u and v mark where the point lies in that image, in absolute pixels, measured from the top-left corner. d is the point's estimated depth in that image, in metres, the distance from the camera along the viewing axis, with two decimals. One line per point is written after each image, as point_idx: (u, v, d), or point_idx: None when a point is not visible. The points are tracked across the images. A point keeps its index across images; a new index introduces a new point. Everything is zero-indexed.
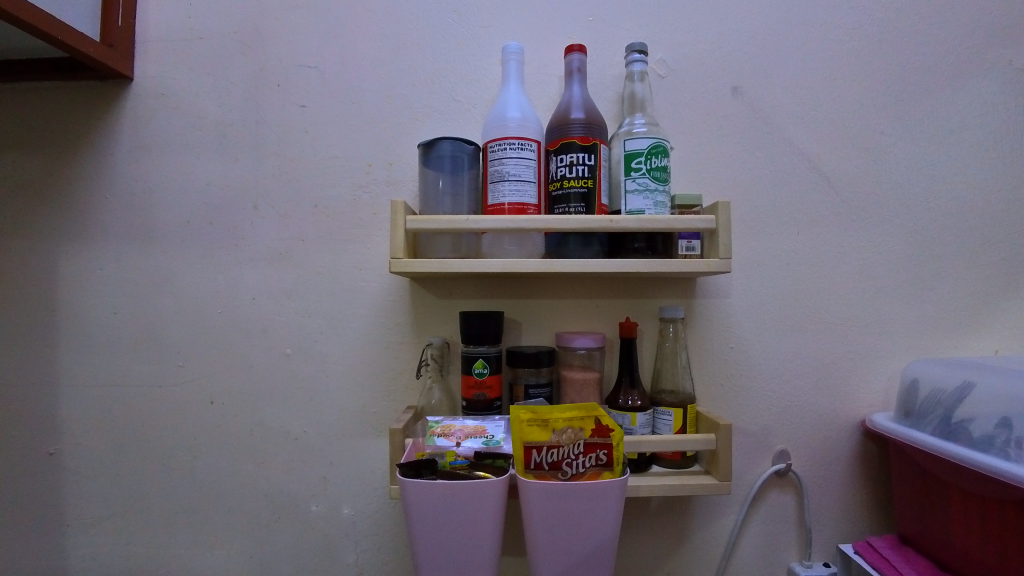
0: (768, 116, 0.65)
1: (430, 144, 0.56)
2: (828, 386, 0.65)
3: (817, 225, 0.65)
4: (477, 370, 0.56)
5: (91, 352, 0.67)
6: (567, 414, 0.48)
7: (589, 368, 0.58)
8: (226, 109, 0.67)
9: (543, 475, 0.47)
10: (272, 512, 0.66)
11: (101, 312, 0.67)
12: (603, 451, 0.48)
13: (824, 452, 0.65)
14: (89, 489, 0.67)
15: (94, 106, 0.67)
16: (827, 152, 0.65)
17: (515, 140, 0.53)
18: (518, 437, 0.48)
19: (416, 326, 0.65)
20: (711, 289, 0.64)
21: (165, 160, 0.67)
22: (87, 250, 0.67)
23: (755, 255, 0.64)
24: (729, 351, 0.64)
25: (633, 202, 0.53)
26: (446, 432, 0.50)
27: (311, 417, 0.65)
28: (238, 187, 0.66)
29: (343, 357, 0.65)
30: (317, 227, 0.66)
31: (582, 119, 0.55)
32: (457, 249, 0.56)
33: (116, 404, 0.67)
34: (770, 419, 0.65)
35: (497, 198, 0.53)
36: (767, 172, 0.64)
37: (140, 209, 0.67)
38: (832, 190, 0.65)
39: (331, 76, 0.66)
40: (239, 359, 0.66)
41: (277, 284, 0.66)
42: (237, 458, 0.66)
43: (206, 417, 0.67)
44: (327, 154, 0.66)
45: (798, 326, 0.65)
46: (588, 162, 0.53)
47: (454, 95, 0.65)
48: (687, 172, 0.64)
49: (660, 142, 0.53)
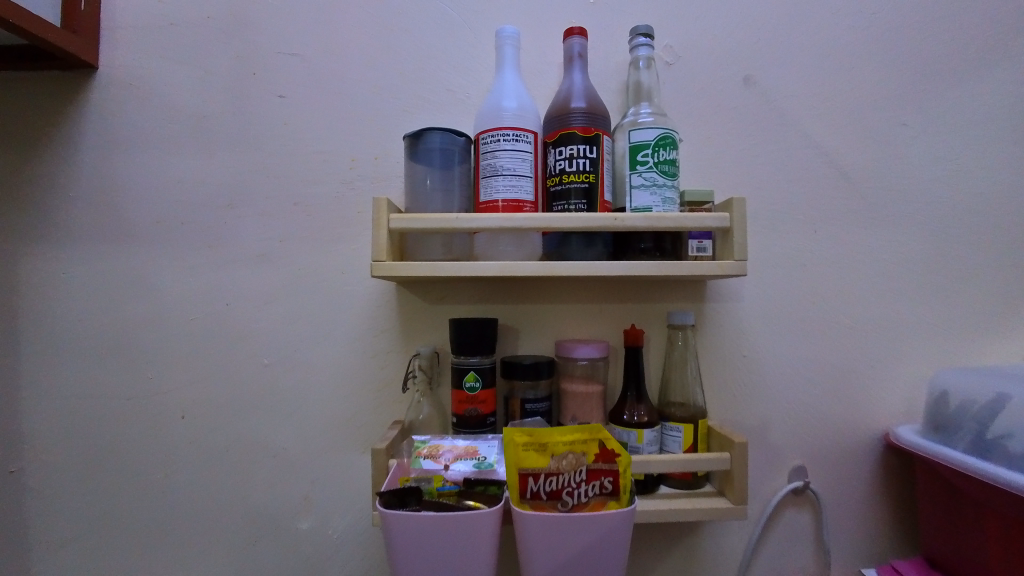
0: (783, 106, 0.60)
1: (417, 135, 0.51)
2: (848, 397, 0.60)
3: (835, 223, 0.60)
4: (469, 384, 0.51)
5: (54, 363, 0.62)
6: (567, 437, 0.43)
7: (591, 378, 0.54)
8: (200, 100, 0.62)
9: (540, 505, 0.42)
10: (250, 535, 0.61)
11: (65, 319, 0.62)
12: (608, 477, 0.43)
13: (845, 467, 0.60)
14: (53, 510, 0.62)
15: (58, 96, 0.62)
16: (847, 145, 0.60)
17: (510, 131, 0.48)
18: (513, 462, 0.42)
19: (405, 334, 0.60)
20: (722, 292, 0.59)
21: (134, 154, 0.62)
22: (50, 252, 0.62)
23: (770, 256, 0.60)
24: (742, 360, 0.59)
25: (639, 198, 0.49)
26: (434, 453, 0.46)
27: (291, 433, 0.60)
28: (214, 184, 0.61)
29: (326, 368, 0.60)
30: (297, 226, 0.61)
31: (583, 108, 0.50)
32: (448, 251, 0.51)
33: (81, 418, 0.62)
34: (787, 433, 0.60)
35: (491, 194, 0.48)
36: (784, 167, 0.60)
37: (106, 206, 0.62)
38: (853, 186, 0.60)
39: (312, 64, 0.61)
40: (214, 368, 0.61)
41: (255, 289, 0.61)
42: (212, 475, 0.61)
43: (179, 432, 0.61)
44: (308, 149, 0.61)
45: (815, 332, 0.60)
46: (589, 154, 0.49)
47: (445, 85, 0.61)
48: (696, 166, 0.59)
49: (668, 132, 0.49)
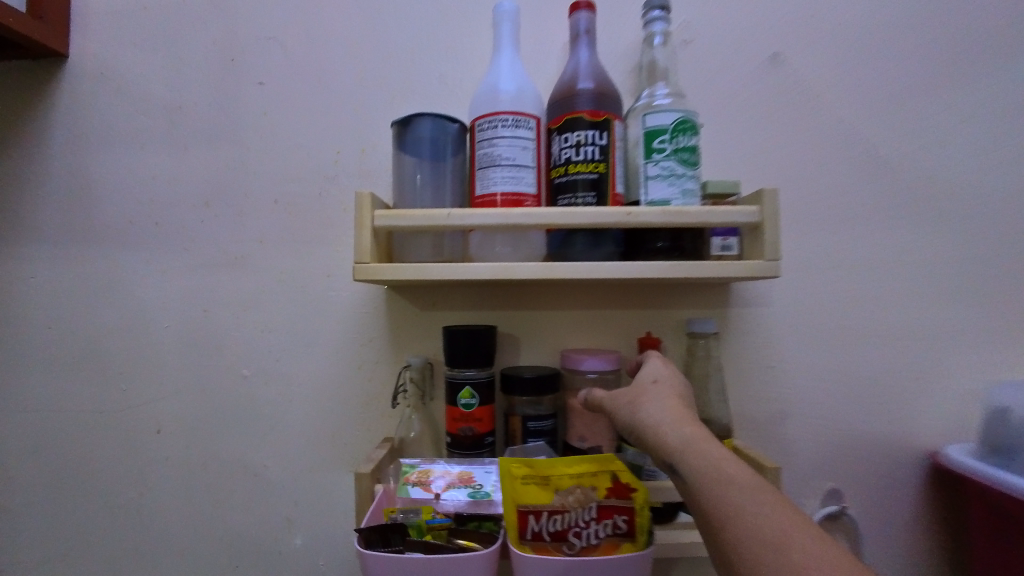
0: (814, 88, 0.54)
1: (404, 123, 0.46)
2: (888, 412, 0.54)
3: (873, 218, 0.54)
4: (464, 401, 0.46)
5: (17, 376, 0.57)
6: (574, 469, 0.37)
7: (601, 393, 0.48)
8: (174, 90, 0.57)
9: (542, 548, 0.37)
10: (229, 562, 0.56)
11: (30, 328, 0.57)
12: (622, 516, 0.37)
13: (885, 491, 0.54)
14: (17, 535, 0.57)
15: (22, 86, 0.57)
16: (885, 131, 0.54)
17: (508, 116, 0.43)
18: (511, 498, 0.37)
19: (396, 342, 0.55)
20: (745, 296, 0.54)
21: (106, 150, 0.57)
22: (16, 255, 0.57)
23: (799, 255, 0.54)
24: (769, 372, 0.54)
25: (655, 190, 0.43)
26: (424, 480, 0.40)
27: (273, 451, 0.56)
28: (189, 180, 0.57)
29: (310, 380, 0.55)
30: (279, 225, 0.56)
31: (591, 90, 0.44)
32: (439, 252, 0.46)
33: (49, 434, 0.57)
34: (817, 452, 0.54)
35: (487, 187, 0.43)
36: (814, 155, 0.54)
37: (77, 205, 0.57)
38: (892, 177, 0.54)
39: (294, 50, 0.56)
40: (189, 381, 0.56)
41: (234, 294, 0.56)
42: (189, 496, 0.56)
43: (152, 450, 0.57)
44: (289, 141, 0.56)
45: (851, 341, 0.54)
46: (598, 141, 0.43)
47: (437, 69, 0.55)
48: (716, 156, 0.53)
49: (688, 116, 0.43)
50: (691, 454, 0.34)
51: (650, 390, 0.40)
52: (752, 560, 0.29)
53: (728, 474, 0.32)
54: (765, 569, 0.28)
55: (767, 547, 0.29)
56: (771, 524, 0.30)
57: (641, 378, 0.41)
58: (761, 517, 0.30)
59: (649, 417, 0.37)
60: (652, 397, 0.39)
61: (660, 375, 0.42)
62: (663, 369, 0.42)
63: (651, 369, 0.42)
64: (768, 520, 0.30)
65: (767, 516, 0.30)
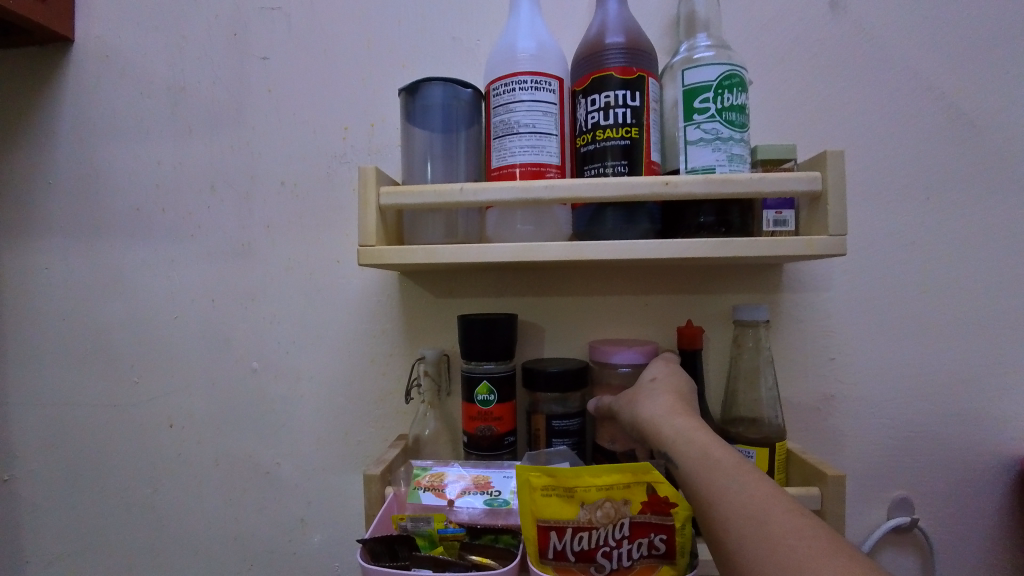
0: (879, 37, 0.47)
1: (412, 90, 0.41)
2: (968, 411, 0.47)
3: (951, 186, 0.47)
4: (481, 397, 0.41)
5: (33, 369, 0.56)
6: (602, 480, 0.32)
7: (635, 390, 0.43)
8: (178, 70, 0.55)
9: (566, 569, 0.32)
10: (243, 562, 0.54)
11: (44, 321, 0.56)
12: (659, 535, 0.32)
13: (964, 501, 0.47)
14: (39, 529, 0.57)
15: (30, 73, 0.56)
16: (968, 84, 0.47)
17: (527, 77, 0.38)
18: (530, 511, 0.33)
19: (410, 333, 0.51)
20: (799, 279, 0.47)
21: (113, 135, 0.55)
22: (29, 246, 0.56)
23: (861, 232, 0.47)
24: (827, 365, 0.47)
25: (698, 156, 0.37)
26: (436, 484, 0.36)
27: (284, 447, 0.53)
28: (196, 165, 0.54)
29: (321, 373, 0.52)
30: (286, 210, 0.53)
31: (622, 44, 0.39)
32: (452, 233, 0.42)
33: (66, 428, 0.56)
34: (883, 456, 0.48)
35: (505, 158, 0.38)
36: (880, 116, 0.47)
37: (87, 193, 0.55)
38: (974, 137, 0.46)
39: (298, 20, 0.53)
40: (199, 374, 0.54)
41: (242, 282, 0.53)
42: (202, 493, 0.54)
43: (164, 446, 0.55)
44: (296, 118, 0.53)
45: (924, 329, 0.47)
46: (630, 102, 0.38)
47: (449, 32, 0.51)
48: (764, 120, 0.47)
49: (736, 70, 0.37)
50: (679, 441, 0.31)
51: (647, 388, 0.37)
52: (733, 535, 0.26)
53: (713, 456, 0.30)
54: (743, 545, 0.25)
55: (744, 520, 0.26)
56: (750, 500, 0.27)
57: (641, 379, 0.39)
58: (742, 493, 0.27)
59: (642, 413, 0.35)
60: (647, 393, 0.36)
61: (660, 373, 0.39)
62: (666, 368, 0.39)
63: (652, 368, 0.39)
64: (748, 497, 0.27)
65: (746, 491, 0.27)
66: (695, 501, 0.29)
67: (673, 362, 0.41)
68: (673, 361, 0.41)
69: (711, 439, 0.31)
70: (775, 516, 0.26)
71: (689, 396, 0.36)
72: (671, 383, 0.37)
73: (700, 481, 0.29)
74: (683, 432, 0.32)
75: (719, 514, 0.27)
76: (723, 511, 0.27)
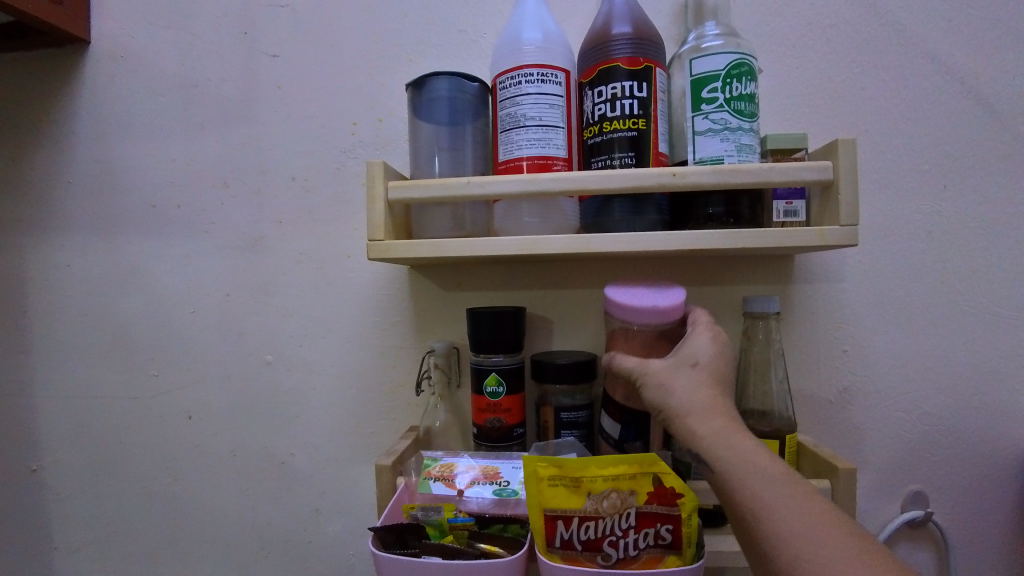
0: (893, 20, 0.46)
1: (419, 84, 0.42)
2: (985, 404, 0.46)
3: (968, 174, 0.45)
4: (490, 389, 0.42)
5: (57, 363, 0.58)
6: (609, 471, 0.32)
7: (654, 350, 0.39)
8: (189, 69, 0.55)
9: (573, 558, 0.33)
10: (260, 551, 0.56)
11: (66, 316, 0.57)
12: (666, 526, 0.32)
13: (980, 495, 0.47)
14: (66, 517, 0.59)
15: (49, 75, 0.57)
16: (988, 67, 0.45)
17: (533, 69, 0.38)
18: (537, 501, 0.33)
19: (420, 326, 0.51)
20: (811, 270, 0.47)
21: (128, 135, 0.56)
22: (51, 243, 0.57)
23: (875, 221, 0.46)
24: (840, 357, 0.47)
25: (705, 146, 0.37)
26: (446, 474, 0.37)
27: (299, 439, 0.54)
28: (208, 161, 0.55)
29: (333, 366, 0.53)
30: (296, 205, 0.53)
31: (629, 34, 0.39)
32: (459, 226, 0.42)
33: (89, 420, 0.58)
34: (896, 449, 0.47)
35: (511, 151, 0.38)
36: (895, 103, 0.46)
37: (105, 191, 0.57)
38: (993, 121, 0.45)
39: (305, 16, 0.53)
40: (215, 367, 0.55)
41: (255, 276, 0.54)
42: (220, 483, 0.56)
43: (183, 437, 0.56)
44: (304, 114, 0.53)
45: (939, 321, 0.46)
46: (637, 93, 0.37)
47: (456, 24, 0.51)
48: (774, 108, 0.46)
49: (745, 58, 0.36)
50: (718, 444, 0.30)
51: (685, 371, 0.34)
52: (789, 555, 0.25)
53: (758, 465, 0.28)
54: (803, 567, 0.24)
55: (803, 541, 0.25)
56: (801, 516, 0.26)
57: (680, 355, 0.35)
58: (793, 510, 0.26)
59: (676, 406, 0.32)
60: (684, 379, 0.33)
61: (705, 355, 0.34)
62: (712, 349, 0.35)
63: (696, 344, 0.35)
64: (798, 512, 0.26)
65: (801, 506, 0.26)
66: (740, 513, 0.28)
67: (720, 337, 0.36)
68: (720, 336, 0.36)
69: (753, 444, 0.30)
70: (837, 540, 0.25)
71: (728, 385, 0.34)
72: (715, 370, 0.34)
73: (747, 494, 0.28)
74: (721, 434, 0.30)
75: (774, 530, 0.26)
76: (775, 528, 0.26)
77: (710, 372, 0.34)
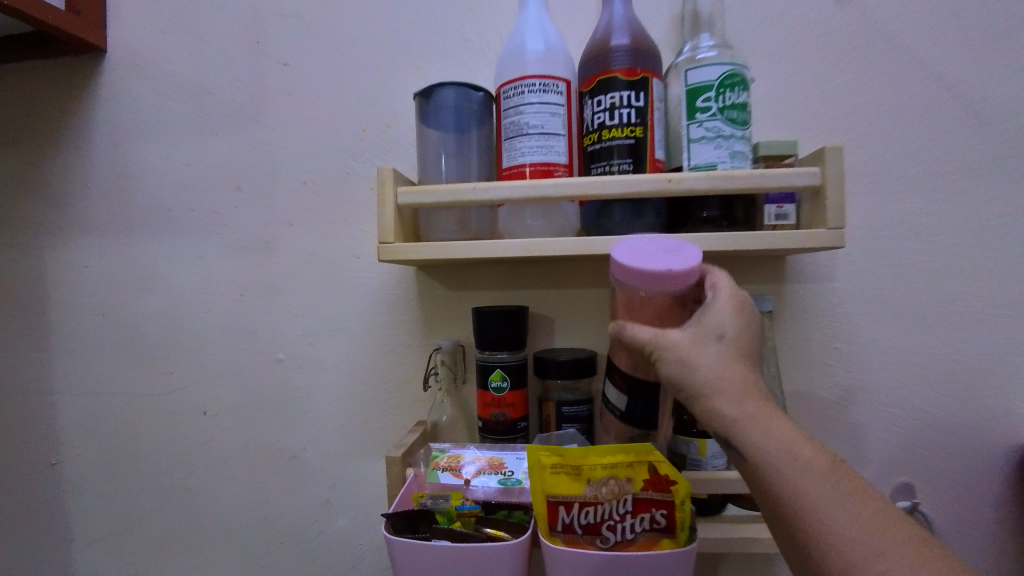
0: (883, 29, 0.48)
1: (426, 93, 0.43)
2: (971, 399, 0.48)
3: (955, 177, 0.47)
4: (495, 384, 0.44)
5: (76, 360, 0.60)
6: (608, 460, 0.34)
7: (666, 315, 0.35)
8: (203, 76, 0.57)
9: (574, 541, 0.35)
10: (272, 542, 0.58)
11: (84, 315, 0.60)
12: (661, 511, 0.34)
13: (966, 487, 0.49)
14: (84, 509, 0.61)
15: (67, 82, 0.59)
16: (975, 75, 0.47)
17: (535, 80, 0.40)
18: (540, 488, 0.35)
19: (427, 325, 0.53)
20: (804, 271, 0.49)
21: (143, 140, 0.58)
22: (69, 245, 0.60)
23: (864, 223, 0.48)
24: (832, 354, 0.49)
25: (700, 153, 0.39)
26: (454, 465, 0.39)
27: (310, 433, 0.56)
28: (221, 166, 0.57)
29: (343, 363, 0.55)
30: (307, 207, 0.55)
31: (627, 45, 0.40)
32: (465, 228, 0.44)
33: (107, 415, 0.60)
34: (885, 442, 0.49)
35: (515, 158, 0.40)
36: (884, 110, 0.48)
37: (121, 194, 0.59)
38: (979, 127, 0.47)
39: (315, 25, 0.55)
40: (229, 364, 0.57)
41: (267, 277, 0.56)
42: (233, 475, 0.58)
43: (198, 431, 0.58)
44: (314, 120, 0.55)
45: (927, 319, 0.48)
46: (635, 102, 0.39)
47: (462, 33, 0.53)
48: (769, 115, 0.48)
49: (737, 69, 0.38)
50: (753, 431, 0.29)
51: (710, 346, 0.31)
52: (837, 554, 0.25)
53: (802, 457, 0.28)
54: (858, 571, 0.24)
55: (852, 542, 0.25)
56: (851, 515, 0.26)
57: (704, 326, 0.32)
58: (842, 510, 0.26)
59: (700, 386, 0.30)
60: (709, 355, 0.31)
61: (729, 326, 0.32)
62: (737, 322, 0.32)
63: (718, 314, 0.32)
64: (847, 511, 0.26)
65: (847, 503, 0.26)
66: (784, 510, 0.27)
67: (745, 305, 0.33)
68: (745, 304, 0.33)
69: (793, 433, 0.29)
70: (888, 543, 0.25)
71: (752, 356, 0.32)
72: (741, 343, 0.31)
73: (789, 488, 0.27)
74: (755, 419, 0.29)
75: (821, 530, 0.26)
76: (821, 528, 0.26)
77: (737, 347, 0.31)
